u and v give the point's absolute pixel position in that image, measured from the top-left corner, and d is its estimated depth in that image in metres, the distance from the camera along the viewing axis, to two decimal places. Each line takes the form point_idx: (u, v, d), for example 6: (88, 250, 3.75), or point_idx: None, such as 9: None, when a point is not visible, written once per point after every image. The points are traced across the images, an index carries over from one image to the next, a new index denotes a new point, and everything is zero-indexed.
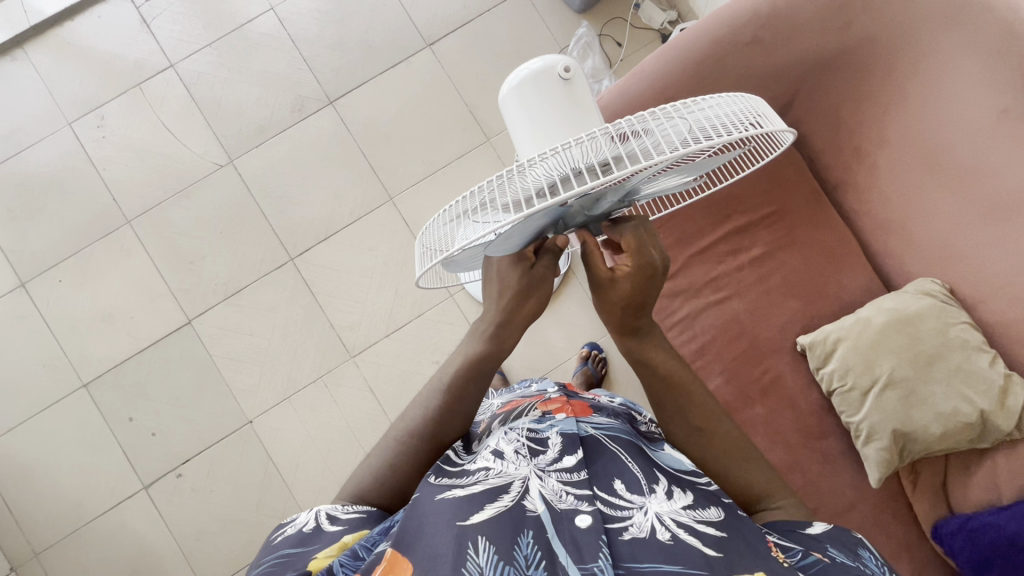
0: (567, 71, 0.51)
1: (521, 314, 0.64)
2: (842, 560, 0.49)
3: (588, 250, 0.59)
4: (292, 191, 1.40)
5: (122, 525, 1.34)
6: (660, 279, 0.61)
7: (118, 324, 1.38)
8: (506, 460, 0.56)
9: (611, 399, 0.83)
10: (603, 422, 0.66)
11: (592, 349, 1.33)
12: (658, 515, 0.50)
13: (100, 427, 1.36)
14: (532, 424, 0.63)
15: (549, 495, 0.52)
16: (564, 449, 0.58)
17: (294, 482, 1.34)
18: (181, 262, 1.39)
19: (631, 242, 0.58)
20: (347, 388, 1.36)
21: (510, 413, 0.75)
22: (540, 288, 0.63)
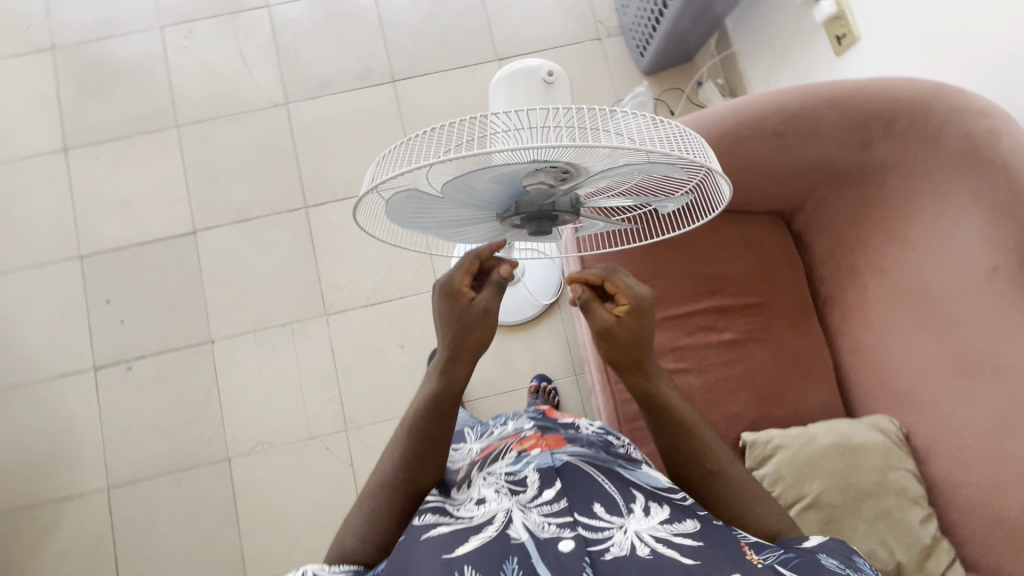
0: (551, 76, 0.71)
1: (466, 349, 0.66)
2: (831, 561, 0.54)
3: (586, 301, 0.66)
4: (329, 147, 1.47)
5: (61, 399, 1.37)
6: (654, 309, 0.66)
7: (131, 212, 1.45)
8: (488, 501, 0.63)
9: (590, 423, 0.85)
10: (577, 450, 0.71)
11: (541, 381, 1.31)
12: (636, 533, 0.56)
13: (79, 298, 1.42)
14: (510, 467, 0.68)
15: (531, 526, 0.58)
16: (542, 484, 0.64)
17: (229, 415, 1.36)
18: (208, 178, 1.47)
19: (616, 280, 0.66)
20: (312, 343, 1.39)
21: (486, 457, 0.75)
22: (478, 325, 0.65)
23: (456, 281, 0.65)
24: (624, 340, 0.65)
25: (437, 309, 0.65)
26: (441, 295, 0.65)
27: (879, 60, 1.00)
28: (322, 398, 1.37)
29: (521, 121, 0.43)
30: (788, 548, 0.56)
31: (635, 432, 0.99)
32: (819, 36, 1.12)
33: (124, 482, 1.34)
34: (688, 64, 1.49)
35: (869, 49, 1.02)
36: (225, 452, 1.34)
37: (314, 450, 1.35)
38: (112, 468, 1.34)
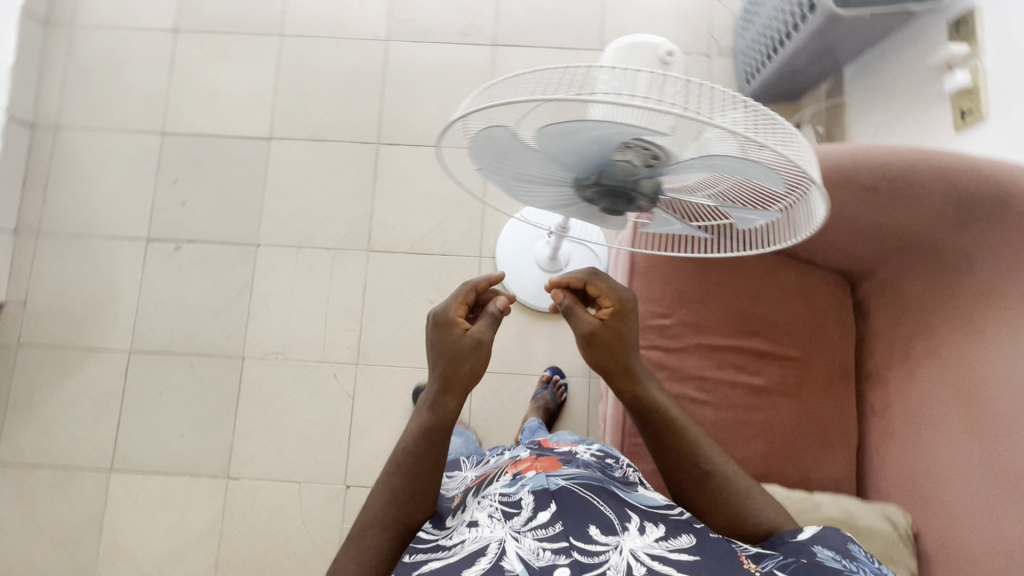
0: (669, 55, 0.80)
1: (460, 378, 0.72)
2: (828, 561, 0.60)
3: (569, 308, 0.74)
4: (415, 91, 1.49)
5: (110, 260, 1.45)
6: (636, 302, 0.72)
7: (218, 104, 1.51)
8: (480, 526, 0.65)
9: (588, 447, 0.92)
10: (571, 473, 0.77)
11: (554, 374, 1.34)
12: (631, 553, 0.61)
13: (150, 171, 1.48)
14: (504, 491, 0.73)
15: (526, 554, 0.61)
16: (536, 507, 0.68)
17: (254, 319, 1.41)
18: (295, 91, 1.51)
19: (598, 284, 0.74)
20: (348, 274, 1.42)
21: (481, 483, 0.83)
22: (471, 353, 0.73)
23: (446, 311, 0.74)
24: (610, 341, 0.72)
25: (431, 338, 0.73)
26: (434, 324, 0.74)
27: (1000, 146, 0.94)
28: (342, 328, 1.40)
29: (630, 79, 0.41)
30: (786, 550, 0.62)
31: (634, 446, 0.98)
32: (942, 107, 1.06)
33: (144, 352, 1.41)
34: (791, 103, 1.43)
35: (991, 133, 0.96)
36: (241, 352, 1.40)
37: (323, 374, 1.38)
38: (138, 335, 1.41)
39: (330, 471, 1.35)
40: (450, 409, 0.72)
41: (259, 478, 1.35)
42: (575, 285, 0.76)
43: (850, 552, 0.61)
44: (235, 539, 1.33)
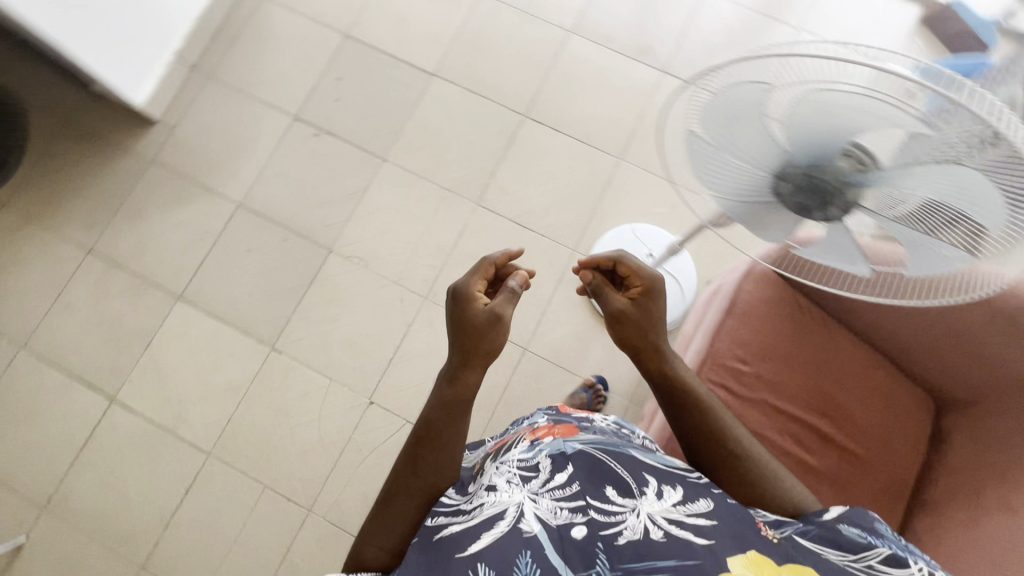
0: None
1: (480, 351, 0.77)
2: (851, 539, 0.63)
3: (598, 286, 0.88)
4: (576, 85, 1.56)
5: (257, 121, 1.57)
6: (661, 282, 0.85)
7: (401, 28, 1.62)
8: (498, 491, 0.72)
9: (604, 416, 0.95)
10: (587, 437, 0.82)
11: (600, 383, 1.35)
12: (648, 516, 0.67)
13: (321, 61, 1.61)
14: (523, 456, 0.80)
15: (544, 513, 0.69)
16: (553, 470, 0.76)
17: (353, 221, 1.49)
18: (472, 42, 1.60)
19: (626, 264, 0.87)
20: (450, 217, 1.49)
21: (500, 449, 0.89)
22: (491, 328, 0.78)
23: (470, 287, 0.82)
24: (638, 319, 0.83)
25: (453, 311, 0.80)
26: (455, 297, 0.81)
27: None
28: (425, 261, 1.46)
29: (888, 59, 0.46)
30: (810, 522, 0.66)
31: None
32: None
33: (250, 211, 1.51)
34: None
35: None
36: (330, 244, 1.48)
37: (391, 293, 1.45)
38: (251, 194, 1.52)
39: (362, 380, 1.40)
40: (472, 382, 0.78)
41: (297, 360, 1.42)
42: (604, 265, 0.89)
43: (875, 528, 0.63)
44: (254, 404, 1.40)
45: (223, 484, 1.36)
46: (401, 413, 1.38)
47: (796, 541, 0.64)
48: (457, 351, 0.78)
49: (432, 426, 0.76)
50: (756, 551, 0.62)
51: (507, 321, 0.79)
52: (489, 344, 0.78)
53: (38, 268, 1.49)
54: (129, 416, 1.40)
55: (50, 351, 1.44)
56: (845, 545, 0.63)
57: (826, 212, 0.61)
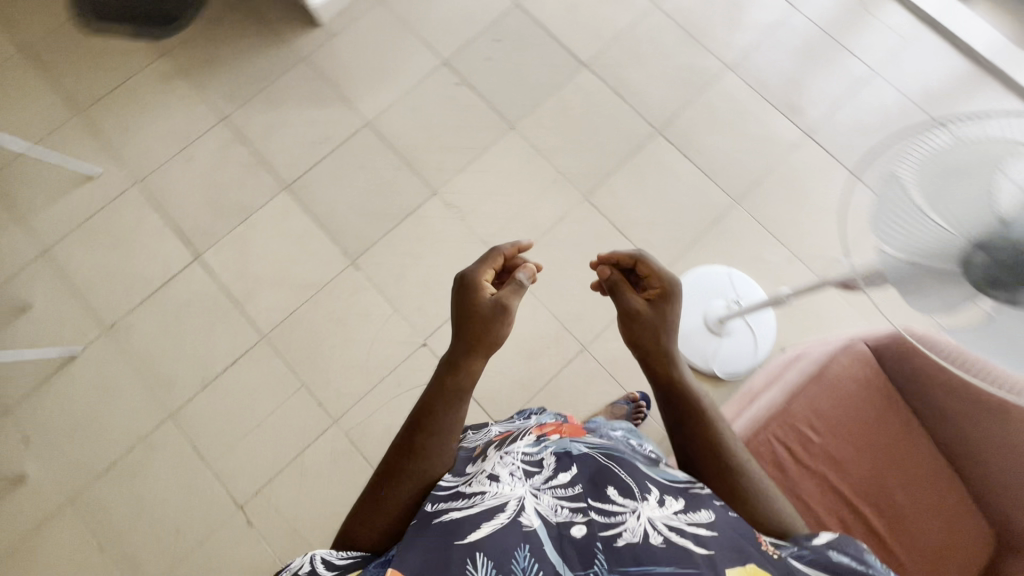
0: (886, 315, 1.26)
1: (481, 338, 0.80)
2: (842, 562, 0.59)
3: (615, 283, 0.89)
4: (715, 120, 1.57)
5: (410, 54, 1.63)
6: (678, 286, 0.86)
7: (568, 12, 1.65)
8: (501, 483, 0.70)
9: (614, 428, 0.97)
10: (594, 442, 0.82)
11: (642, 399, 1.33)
12: (649, 520, 0.65)
13: (485, 18, 1.65)
14: (528, 449, 0.78)
15: (545, 509, 0.68)
16: (557, 468, 0.74)
17: (464, 174, 1.53)
18: (630, 48, 1.62)
19: (645, 264, 0.88)
20: (555, 201, 1.51)
21: (503, 439, 0.89)
22: (492, 320, 0.81)
23: (480, 274, 0.86)
24: (653, 319, 0.83)
25: (461, 299, 0.84)
26: (465, 282, 0.85)
27: None
28: (518, 234, 1.49)
29: None
30: (802, 544, 0.63)
31: None
32: None
33: (375, 133, 1.57)
34: None
35: None
36: (436, 188, 1.52)
37: (476, 251, 1.47)
38: (382, 118, 1.58)
39: (421, 321, 1.44)
40: (474, 370, 0.81)
41: (370, 282, 1.46)
42: (622, 263, 0.90)
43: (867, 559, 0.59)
44: (317, 308, 1.45)
45: (266, 370, 1.41)
46: None
47: (791, 561, 0.60)
48: (465, 337, 0.81)
49: (435, 412, 0.78)
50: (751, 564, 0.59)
51: (508, 313, 0.81)
52: (493, 333, 0.81)
53: (174, 119, 1.58)
54: (205, 278, 1.47)
55: (160, 197, 1.53)
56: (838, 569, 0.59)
57: (1016, 295, 0.53)
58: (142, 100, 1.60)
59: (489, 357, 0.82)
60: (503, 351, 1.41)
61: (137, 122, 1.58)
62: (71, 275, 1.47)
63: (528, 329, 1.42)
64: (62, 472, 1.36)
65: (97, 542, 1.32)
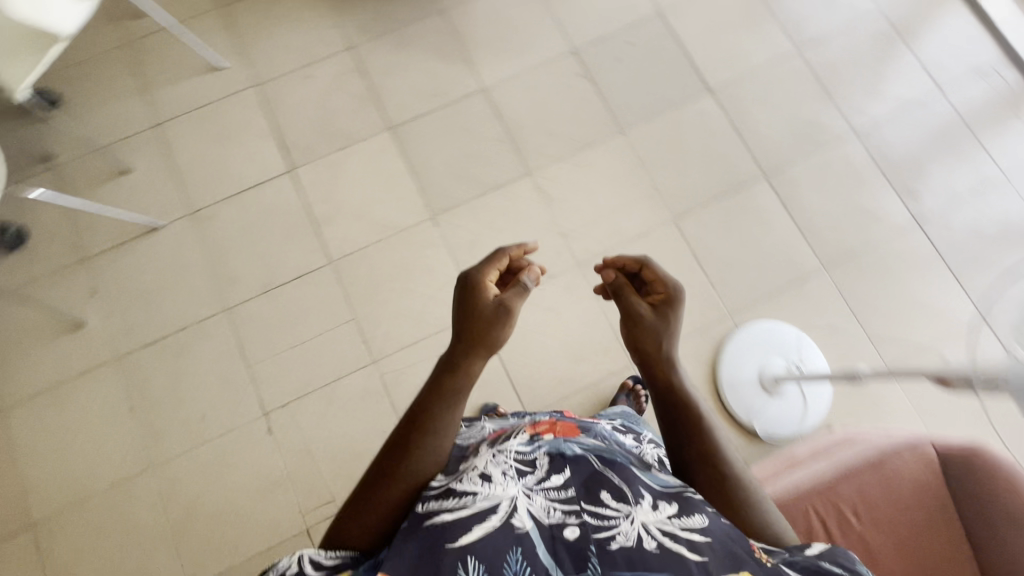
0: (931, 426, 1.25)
1: (484, 338, 0.76)
2: (830, 568, 0.56)
3: (619, 286, 0.83)
4: (825, 181, 1.52)
5: (541, 35, 1.63)
6: (683, 294, 0.80)
7: (708, 36, 1.62)
8: (492, 483, 0.69)
9: (609, 422, 1.05)
10: (586, 441, 0.81)
11: (631, 381, 1.37)
12: (643, 524, 0.64)
13: (624, 19, 1.64)
14: (521, 448, 0.77)
15: (537, 511, 0.67)
16: (549, 470, 0.73)
17: (561, 164, 1.53)
18: (760, 87, 1.59)
19: (653, 269, 0.82)
20: (642, 215, 1.50)
21: (496, 434, 0.88)
22: (496, 321, 0.77)
23: (482, 276, 0.81)
24: (658, 325, 0.78)
25: (462, 300, 0.79)
26: (466, 284, 0.81)
27: None
28: (597, 237, 1.48)
29: None
30: (794, 551, 0.59)
31: None
32: None
33: (486, 102, 1.58)
34: None
35: None
36: (531, 170, 1.53)
37: (551, 241, 1.47)
38: (498, 88, 1.59)
39: None
40: (474, 371, 0.76)
41: (442, 240, 1.48)
42: (628, 267, 0.85)
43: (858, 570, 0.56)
44: (387, 251, 1.47)
45: (323, 295, 1.44)
46: None
47: (783, 568, 0.57)
48: (465, 339, 0.76)
49: (429, 413, 0.72)
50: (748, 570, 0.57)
51: (511, 316, 0.78)
52: (494, 334, 0.77)
53: (306, 36, 1.63)
54: (290, 194, 1.51)
55: (272, 104, 1.58)
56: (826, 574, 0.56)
57: None
58: (282, 10, 1.65)
59: (490, 359, 0.77)
60: (549, 346, 1.41)
61: (272, 30, 1.64)
62: (173, 156, 1.54)
63: (579, 332, 1.42)
64: (116, 333, 1.42)
65: (129, 407, 1.38)
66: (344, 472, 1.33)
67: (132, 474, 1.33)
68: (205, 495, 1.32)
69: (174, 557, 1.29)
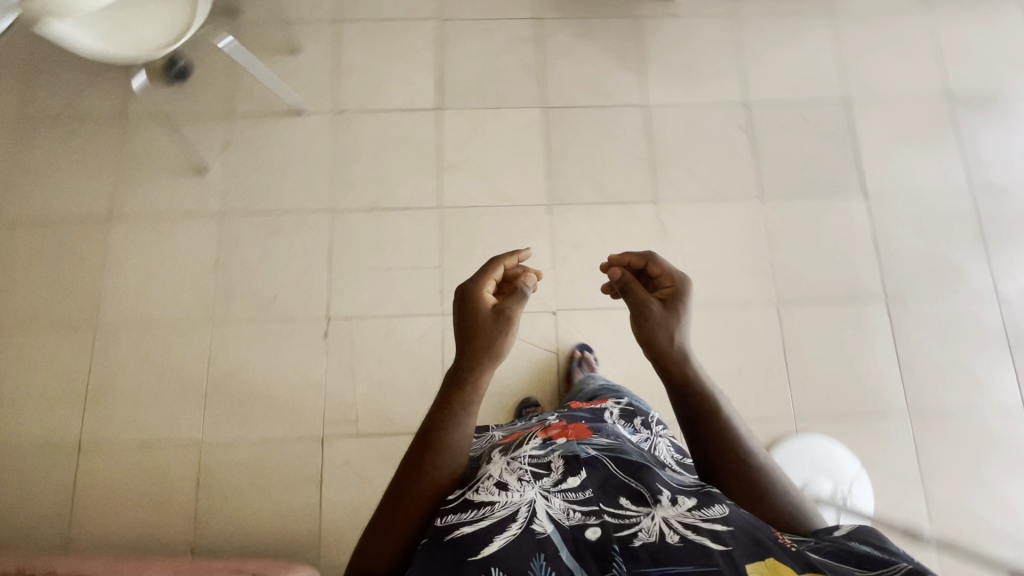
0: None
1: (484, 346, 0.72)
2: (862, 548, 0.53)
3: (626, 284, 0.79)
4: (943, 329, 1.44)
5: (721, 76, 1.60)
6: (690, 285, 0.77)
7: (883, 142, 1.55)
8: (509, 491, 0.68)
9: (615, 411, 1.01)
10: (599, 442, 0.80)
11: (580, 347, 1.39)
12: (663, 519, 0.62)
13: (807, 93, 1.58)
14: (535, 454, 0.77)
15: (555, 513, 0.66)
16: (565, 471, 0.72)
17: (690, 206, 1.50)
18: (916, 211, 1.51)
19: (658, 265, 0.79)
20: (747, 286, 1.45)
21: (509, 442, 0.87)
22: (498, 331, 0.73)
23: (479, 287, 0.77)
24: (667, 320, 0.75)
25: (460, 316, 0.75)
26: (462, 296, 0.76)
27: None
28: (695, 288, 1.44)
29: None
30: (818, 536, 0.57)
31: None
32: None
33: (641, 118, 1.57)
34: None
35: None
36: (658, 199, 1.50)
37: None
38: (658, 110, 1.57)
39: (561, 292, 1.44)
40: (481, 381, 0.72)
41: (548, 229, 1.47)
42: (633, 263, 0.82)
43: (889, 547, 0.53)
44: (493, 218, 1.48)
45: (419, 233, 1.46)
46: (558, 343, 1.41)
47: (810, 553, 0.55)
48: (467, 353, 0.72)
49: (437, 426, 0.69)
50: (777, 556, 0.54)
51: (512, 323, 0.73)
52: (493, 345, 0.72)
53: None
54: (427, 128, 1.53)
55: (445, 41, 1.60)
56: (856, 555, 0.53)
57: None
58: None
59: (496, 368, 0.73)
60: (608, 370, 1.39)
61: None
62: (338, 51, 1.58)
63: (641, 369, 1.40)
64: (227, 190, 1.48)
65: (214, 261, 1.43)
66: (375, 402, 1.36)
67: (192, 322, 1.40)
68: (247, 368, 1.37)
69: (200, 410, 1.35)
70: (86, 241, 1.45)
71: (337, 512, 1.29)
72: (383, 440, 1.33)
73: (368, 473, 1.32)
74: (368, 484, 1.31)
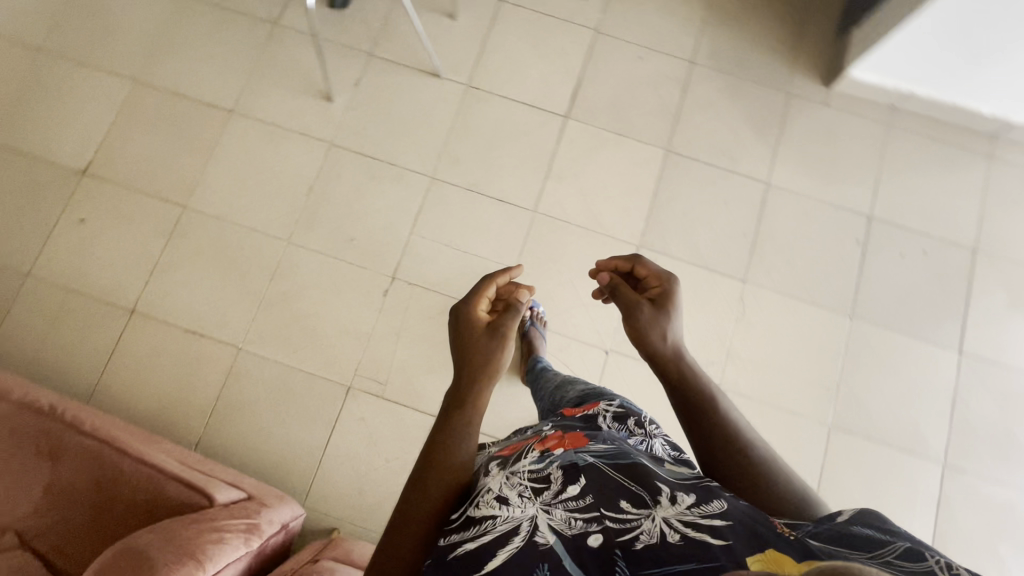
0: None
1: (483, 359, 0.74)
2: (862, 531, 0.50)
3: (614, 287, 0.85)
4: (996, 518, 1.34)
5: (854, 182, 1.53)
6: (677, 284, 0.82)
7: (1000, 307, 1.46)
8: (510, 506, 0.65)
9: (610, 408, 0.91)
10: (598, 449, 0.74)
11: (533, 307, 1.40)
12: (664, 519, 0.57)
13: (936, 229, 1.51)
14: (534, 467, 0.72)
15: (555, 523, 0.61)
16: (565, 481, 0.68)
17: (776, 299, 1.45)
18: (1008, 389, 1.41)
19: (643, 266, 0.84)
20: (806, 399, 1.40)
21: (507, 457, 0.82)
22: (493, 344, 0.75)
23: (470, 305, 0.79)
24: (657, 320, 0.80)
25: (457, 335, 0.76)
26: (456, 315, 0.78)
27: None
28: (751, 380, 1.39)
29: None
30: (819, 523, 0.54)
31: None
32: None
33: (758, 194, 1.52)
34: None
35: None
36: (747, 281, 1.46)
37: (713, 350, 1.41)
38: (779, 194, 1.52)
39: (618, 335, 1.41)
40: (480, 396, 0.72)
41: None
42: (620, 268, 0.87)
43: (892, 528, 0.50)
44: (580, 240, 1.46)
45: (504, 228, 1.46)
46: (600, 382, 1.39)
47: (812, 540, 0.51)
48: (465, 369, 0.73)
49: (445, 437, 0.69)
50: (778, 546, 0.50)
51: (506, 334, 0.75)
52: (491, 355, 0.74)
53: (666, 25, 1.61)
54: (548, 131, 1.52)
55: (595, 55, 1.58)
56: (856, 539, 0.50)
57: None
58: None
59: (496, 380, 0.74)
60: None
61: None
62: (492, 28, 1.58)
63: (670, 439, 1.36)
64: (343, 124, 1.51)
65: (309, 186, 1.47)
66: (407, 373, 1.37)
67: (270, 235, 1.43)
68: (303, 295, 1.40)
69: (248, 318, 1.39)
70: (204, 126, 1.50)
71: (337, 461, 1.31)
72: (403, 411, 1.34)
73: (377, 436, 1.33)
74: (375, 447, 1.32)
